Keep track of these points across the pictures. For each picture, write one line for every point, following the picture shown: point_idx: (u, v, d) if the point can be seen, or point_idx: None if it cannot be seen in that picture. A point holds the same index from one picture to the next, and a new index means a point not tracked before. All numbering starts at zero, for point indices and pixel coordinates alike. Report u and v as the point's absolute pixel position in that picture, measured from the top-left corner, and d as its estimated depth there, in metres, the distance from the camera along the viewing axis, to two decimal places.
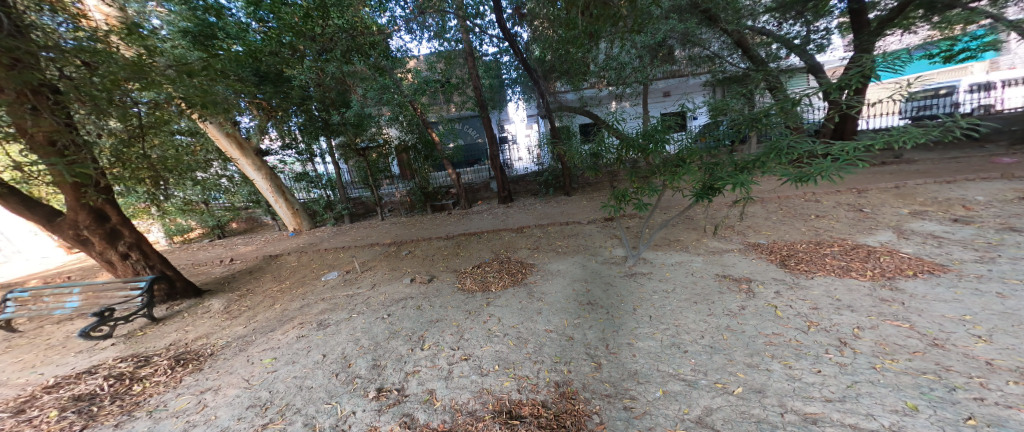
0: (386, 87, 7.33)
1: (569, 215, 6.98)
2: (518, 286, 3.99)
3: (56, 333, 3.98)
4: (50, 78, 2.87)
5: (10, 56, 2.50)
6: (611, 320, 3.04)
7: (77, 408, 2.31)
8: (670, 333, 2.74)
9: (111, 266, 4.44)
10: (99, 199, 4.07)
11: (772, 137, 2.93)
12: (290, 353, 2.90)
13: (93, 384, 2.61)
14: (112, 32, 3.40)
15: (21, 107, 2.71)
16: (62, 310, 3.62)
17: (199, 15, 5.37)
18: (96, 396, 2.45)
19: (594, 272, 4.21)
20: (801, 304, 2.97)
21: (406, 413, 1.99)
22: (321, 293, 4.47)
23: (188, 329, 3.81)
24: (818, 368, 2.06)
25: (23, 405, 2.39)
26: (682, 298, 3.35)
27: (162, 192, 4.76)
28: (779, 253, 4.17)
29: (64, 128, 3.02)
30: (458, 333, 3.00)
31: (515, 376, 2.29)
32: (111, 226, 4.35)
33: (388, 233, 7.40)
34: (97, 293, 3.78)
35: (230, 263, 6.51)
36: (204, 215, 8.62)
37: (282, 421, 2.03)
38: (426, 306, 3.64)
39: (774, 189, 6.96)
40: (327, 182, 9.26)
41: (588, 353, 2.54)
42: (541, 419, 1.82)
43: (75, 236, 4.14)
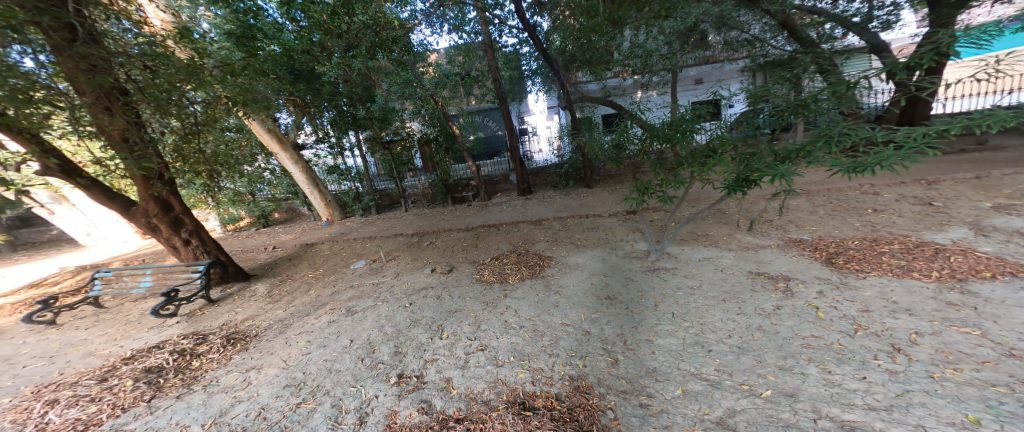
0: (409, 81, 7.50)
1: (590, 207, 6.86)
2: (535, 278, 4.00)
3: (132, 311, 4.50)
4: (119, 82, 3.19)
5: (86, 62, 2.83)
6: (630, 316, 3.00)
7: (147, 379, 2.63)
8: (694, 331, 2.65)
9: (175, 251, 4.94)
10: (164, 191, 4.48)
11: (821, 124, 2.69)
12: (322, 337, 3.11)
13: (161, 358, 2.95)
14: (166, 36, 3.72)
15: (98, 108, 3.06)
16: (138, 290, 4.10)
17: (241, 17, 5.76)
18: (163, 369, 2.77)
19: (613, 266, 4.15)
20: (849, 305, 2.76)
21: (424, 399, 2.08)
22: (350, 280, 4.75)
23: (237, 310, 4.19)
24: (862, 374, 1.92)
25: (106, 374, 2.76)
26: (709, 296, 3.22)
27: (215, 184, 5.16)
28: (825, 250, 3.88)
29: (127, 125, 3.33)
30: (475, 324, 3.06)
31: (529, 368, 2.33)
32: (175, 215, 4.77)
33: (411, 224, 7.63)
34: (164, 274, 4.27)
35: (273, 250, 7.03)
36: (251, 205, 9.32)
37: (313, 401, 2.19)
38: (446, 296, 3.75)
39: (823, 180, 6.46)
40: (356, 174, 9.59)
41: (605, 348, 2.53)
42: (555, 412, 1.84)
43: (147, 223, 4.65)
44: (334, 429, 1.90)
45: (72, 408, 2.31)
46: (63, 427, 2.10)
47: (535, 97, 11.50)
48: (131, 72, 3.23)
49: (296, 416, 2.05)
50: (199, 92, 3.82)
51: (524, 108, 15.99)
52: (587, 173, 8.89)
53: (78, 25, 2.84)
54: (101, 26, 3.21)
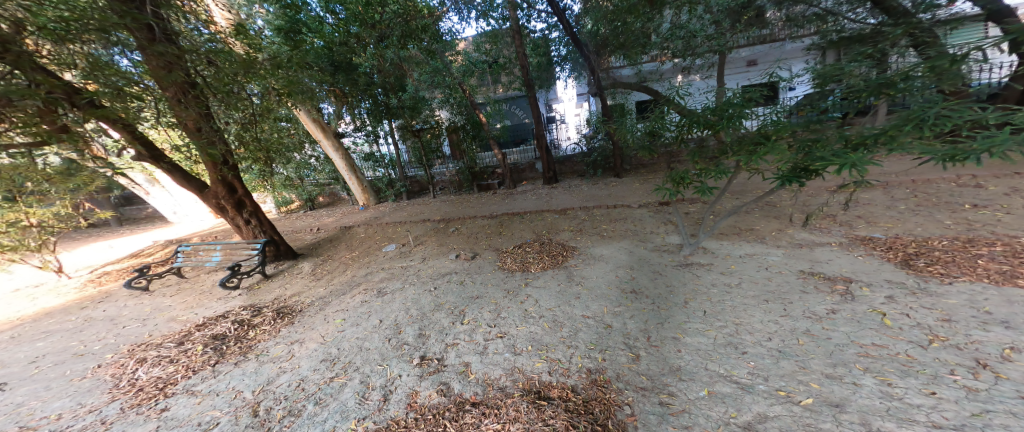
0: (437, 70, 7.64)
1: (620, 197, 6.62)
2: (558, 269, 3.97)
3: (205, 282, 5.17)
4: (192, 77, 3.59)
5: (163, 60, 3.18)
6: (656, 312, 2.90)
7: (213, 345, 3.04)
8: (727, 332, 2.50)
9: (239, 230, 5.53)
10: (229, 175, 5.00)
11: (910, 106, 2.28)
12: (356, 316, 3.37)
13: (224, 327, 3.37)
14: (228, 33, 4.12)
15: (174, 100, 3.46)
16: (211, 263, 4.70)
17: (289, 13, 6.27)
18: (226, 337, 3.17)
19: (640, 259, 4.00)
20: (926, 313, 2.42)
21: (443, 382, 2.20)
22: (381, 263, 5.04)
23: (287, 286, 4.65)
24: (930, 390, 1.70)
25: (182, 339, 3.22)
26: (749, 295, 3.00)
27: (270, 170, 5.69)
28: (902, 250, 3.43)
29: (199, 115, 3.74)
30: (496, 311, 3.13)
31: (547, 358, 2.35)
32: (238, 197, 5.34)
33: (440, 210, 7.86)
34: (231, 250, 4.84)
35: (317, 231, 7.62)
36: (299, 190, 10.13)
37: (345, 376, 2.39)
38: (469, 282, 3.87)
39: (907, 171, 5.64)
40: (389, 162, 9.88)
41: (626, 343, 2.47)
42: (570, 403, 1.86)
43: (217, 203, 5.24)
44: (361, 403, 2.08)
45: (155, 367, 2.75)
46: (150, 384, 2.54)
47: (564, 84, 11.07)
48: (201, 68, 3.61)
49: (329, 389, 2.26)
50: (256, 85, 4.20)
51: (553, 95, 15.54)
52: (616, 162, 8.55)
53: (155, 24, 3.21)
54: (179, 27, 3.62)
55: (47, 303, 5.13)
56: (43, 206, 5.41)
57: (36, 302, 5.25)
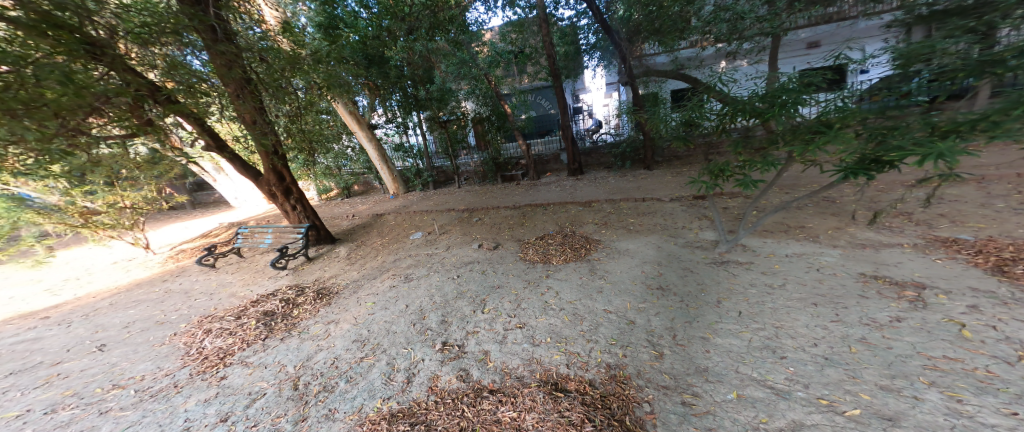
0: (464, 61, 7.57)
1: (651, 190, 6.36)
2: (581, 261, 3.92)
3: (260, 261, 5.74)
4: (249, 73, 3.89)
5: (224, 58, 3.47)
6: (684, 310, 2.78)
7: (264, 320, 3.37)
8: (764, 335, 2.34)
9: (286, 215, 6.01)
10: (279, 164, 5.45)
11: (1021, 86, 1.90)
12: (384, 300, 3.57)
13: (274, 304, 3.72)
14: (277, 32, 4.46)
15: (235, 93, 3.80)
16: (264, 244, 5.23)
17: (327, 10, 6.62)
18: (275, 314, 3.51)
19: (668, 255, 3.85)
20: (1019, 326, 2.07)
21: (462, 368, 2.29)
22: (408, 250, 5.27)
23: (327, 268, 5.03)
24: (1012, 409, 1.47)
25: (240, 313, 3.61)
26: (795, 298, 2.76)
27: (313, 159, 6.11)
28: (995, 254, 2.96)
29: (254, 108, 4.08)
30: (516, 301, 3.17)
31: (566, 351, 2.36)
32: (287, 185, 5.79)
33: (465, 200, 7.99)
34: (281, 232, 5.33)
35: (353, 218, 8.07)
36: (338, 179, 10.77)
37: (373, 357, 2.57)
38: (490, 271, 3.94)
39: (1014, 164, 4.81)
40: (417, 152, 10.11)
41: (649, 340, 2.41)
42: (586, 397, 1.86)
43: (269, 190, 5.72)
44: (387, 384, 2.22)
45: (218, 338, 3.13)
46: (213, 353, 2.90)
47: (593, 74, 10.57)
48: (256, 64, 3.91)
49: (359, 369, 2.43)
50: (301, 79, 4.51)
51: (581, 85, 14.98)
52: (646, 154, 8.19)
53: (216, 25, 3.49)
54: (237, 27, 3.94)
55: (139, 275, 5.97)
56: (134, 190, 6.23)
57: (131, 273, 6.13)
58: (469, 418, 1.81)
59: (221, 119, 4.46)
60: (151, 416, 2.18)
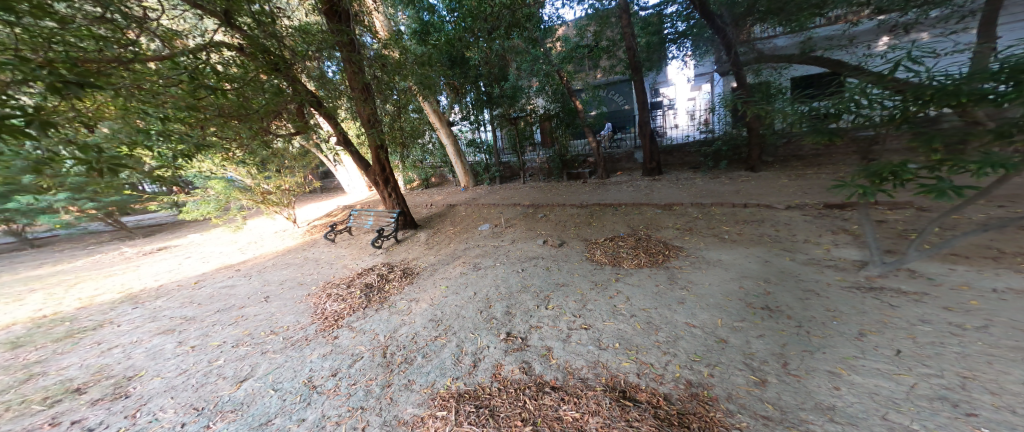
0: (537, 58, 7.88)
1: (755, 195, 5.54)
2: (657, 268, 3.66)
3: (360, 239, 6.66)
4: (369, 77, 4.59)
5: (354, 66, 4.28)
6: (802, 337, 2.30)
7: (365, 291, 3.90)
8: (940, 383, 1.72)
9: (384, 201, 6.54)
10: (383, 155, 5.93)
11: None
12: (456, 284, 3.85)
13: (371, 278, 4.29)
14: (388, 39, 5.05)
15: (361, 96, 4.62)
16: (367, 225, 6.15)
17: (420, 16, 7.29)
18: (373, 287, 4.01)
19: (779, 271, 3.29)
20: None
21: (525, 360, 2.34)
22: (477, 240, 5.54)
23: (409, 250, 5.59)
24: None
25: (349, 281, 4.28)
26: (1003, 343, 1.93)
27: (404, 154, 6.78)
28: None
29: (372, 109, 4.81)
30: (582, 301, 3.11)
31: (636, 359, 2.24)
32: (387, 175, 6.25)
33: (528, 195, 8.07)
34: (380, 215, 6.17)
35: (430, 207, 8.76)
36: (419, 171, 11.85)
37: (445, 337, 2.78)
38: (554, 268, 3.94)
39: None
40: (487, 148, 10.52)
41: (748, 364, 2.08)
42: (660, 411, 1.74)
43: (374, 179, 6.30)
44: (456, 364, 2.39)
45: (334, 302, 3.73)
46: (330, 315, 3.47)
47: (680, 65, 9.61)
48: (374, 68, 4.54)
49: (433, 347, 2.66)
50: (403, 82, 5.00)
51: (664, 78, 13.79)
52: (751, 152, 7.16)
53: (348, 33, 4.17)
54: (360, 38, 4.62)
55: (287, 244, 7.33)
56: (291, 176, 7.70)
57: (282, 242, 7.57)
58: (530, 410, 1.85)
59: (348, 117, 5.33)
60: (289, 362, 2.69)
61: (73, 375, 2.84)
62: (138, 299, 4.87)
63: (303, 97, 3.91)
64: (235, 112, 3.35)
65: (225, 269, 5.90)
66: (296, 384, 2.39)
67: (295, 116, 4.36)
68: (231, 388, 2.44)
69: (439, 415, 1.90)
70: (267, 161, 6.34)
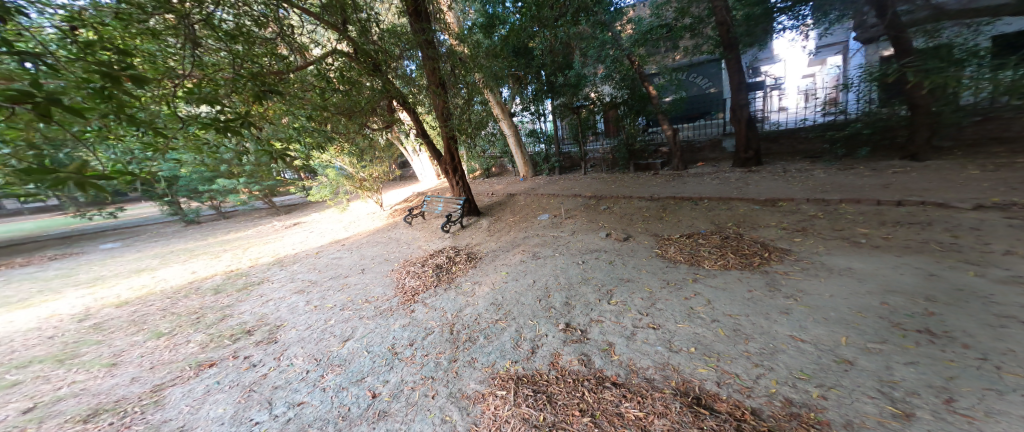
0: (604, 43, 7.52)
1: (917, 191, 4.34)
2: (750, 271, 3.24)
3: (430, 223, 7.21)
4: (445, 71, 4.79)
5: (431, 64, 4.68)
6: (980, 373, 1.71)
7: (434, 271, 4.23)
8: None
9: (451, 188, 6.94)
10: (453, 146, 6.23)
11: None
12: (516, 271, 3.96)
13: (440, 259, 4.63)
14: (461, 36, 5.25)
15: (438, 89, 4.93)
16: (439, 211, 6.71)
17: (486, 10, 7.48)
18: (441, 269, 4.31)
19: (952, 288, 2.50)
20: None
21: (584, 353, 2.32)
22: (537, 230, 5.59)
23: (473, 236, 5.88)
24: None
25: (422, 261, 4.69)
26: None
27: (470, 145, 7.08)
28: None
29: (444, 102, 5.10)
30: (650, 300, 2.95)
31: (716, 367, 2.03)
32: (455, 164, 6.57)
33: (590, 186, 7.82)
34: (449, 201, 6.64)
35: (491, 196, 9.04)
36: (482, 161, 12.26)
37: (505, 321, 2.90)
38: (619, 263, 3.79)
39: None
40: (546, 138, 10.40)
41: (882, 392, 1.67)
42: (745, 425, 1.54)
43: (444, 168, 6.70)
44: (515, 348, 2.47)
45: (410, 279, 4.15)
46: (408, 290, 3.86)
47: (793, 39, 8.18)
48: (448, 64, 4.80)
49: (493, 329, 2.79)
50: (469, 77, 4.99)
51: (765, 54, 12.21)
52: (912, 136, 5.67)
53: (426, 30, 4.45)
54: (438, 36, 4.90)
55: (375, 225, 8.26)
56: (380, 165, 8.65)
57: (368, 223, 8.58)
58: (588, 402, 1.83)
59: (426, 112, 5.80)
60: (377, 329, 3.09)
61: (246, 320, 3.71)
62: (278, 262, 6.10)
63: (393, 94, 4.53)
64: (333, 108, 4.18)
65: (333, 243, 6.99)
66: (383, 348, 2.74)
67: (386, 112, 5.12)
68: (339, 345, 2.89)
69: (499, 394, 2.00)
70: (362, 153, 7.26)
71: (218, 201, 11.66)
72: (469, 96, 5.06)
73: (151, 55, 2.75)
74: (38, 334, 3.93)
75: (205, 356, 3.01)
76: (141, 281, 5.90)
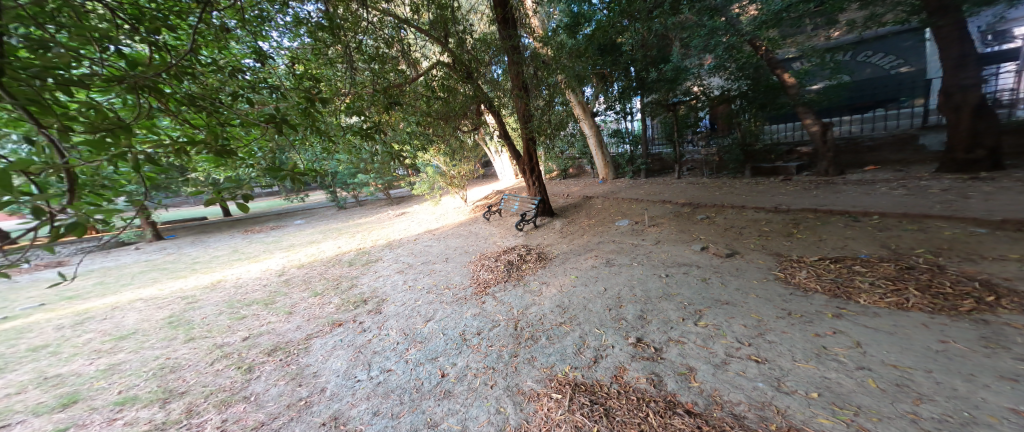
0: (714, 31, 6.52)
1: None
2: (955, 315, 2.30)
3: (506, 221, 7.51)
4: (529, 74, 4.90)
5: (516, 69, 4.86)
6: None
7: (504, 268, 4.38)
8: None
9: (526, 188, 7.07)
10: (532, 147, 6.30)
11: None
12: (586, 277, 3.83)
13: (511, 256, 4.77)
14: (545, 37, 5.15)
15: (520, 92, 5.11)
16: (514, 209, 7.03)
17: (572, 9, 7.35)
18: (511, 265, 4.45)
19: None
20: None
21: (655, 372, 2.11)
22: (614, 235, 5.33)
23: (546, 236, 5.91)
24: None
25: (494, 256, 4.92)
26: None
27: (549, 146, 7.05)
28: None
29: (526, 104, 5.20)
30: (756, 329, 2.46)
31: (845, 420, 1.58)
32: (532, 165, 6.67)
33: (684, 193, 7.00)
34: (524, 200, 6.83)
35: (567, 197, 8.90)
36: (560, 161, 12.13)
37: (569, 326, 2.84)
38: (715, 283, 3.30)
39: None
40: (633, 138, 9.86)
41: None
42: None
43: (521, 168, 6.88)
44: (577, 354, 2.41)
45: (483, 271, 4.43)
46: (479, 283, 4.12)
47: None
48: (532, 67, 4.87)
49: (556, 332, 2.77)
50: (553, 77, 4.91)
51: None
52: None
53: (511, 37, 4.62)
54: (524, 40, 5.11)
55: (459, 218, 9.00)
56: (467, 164, 9.37)
57: (451, 217, 9.40)
58: (651, 425, 1.68)
59: (508, 114, 6.04)
60: (452, 314, 3.38)
61: (365, 290, 4.50)
62: (388, 245, 7.22)
63: (482, 98, 4.80)
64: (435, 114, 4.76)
65: (425, 233, 7.90)
66: (455, 333, 2.98)
67: (474, 115, 5.52)
68: (421, 325, 3.25)
69: (553, 397, 1.99)
70: (454, 153, 7.99)
71: (361, 192, 14.47)
72: (550, 98, 5.00)
73: (329, 80, 3.65)
74: (260, 282, 5.52)
75: (338, 316, 3.76)
76: (317, 250, 7.61)
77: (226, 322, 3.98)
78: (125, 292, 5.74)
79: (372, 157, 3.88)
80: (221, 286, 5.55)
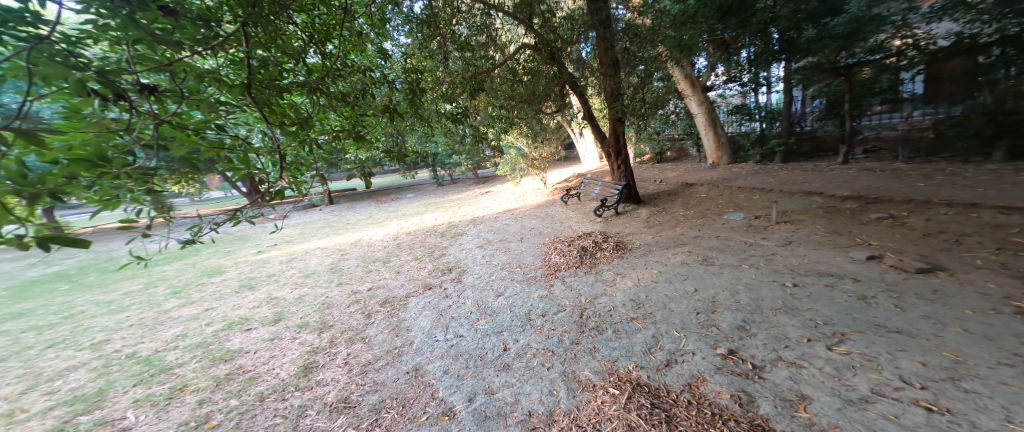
0: None
1: None
2: None
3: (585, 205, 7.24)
4: (620, 48, 4.51)
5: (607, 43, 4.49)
6: None
7: (578, 253, 4.26)
8: None
9: (610, 173, 6.61)
10: (620, 128, 5.85)
11: None
12: (671, 273, 3.43)
13: (586, 241, 4.60)
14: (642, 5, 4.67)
15: (609, 70, 4.81)
16: (595, 193, 6.72)
17: None
18: (586, 252, 4.30)
19: None
20: None
21: (746, 391, 1.79)
22: (719, 230, 4.59)
23: (628, 224, 5.48)
24: None
25: (569, 241, 4.82)
26: None
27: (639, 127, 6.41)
28: None
29: (615, 82, 4.90)
30: (943, 371, 1.75)
31: None
32: (619, 147, 6.18)
33: (847, 183, 5.40)
34: (606, 185, 6.43)
35: (659, 183, 8.00)
36: (654, 143, 10.90)
37: (642, 323, 2.63)
38: (880, 304, 2.48)
39: None
40: (767, 114, 8.18)
41: None
42: None
43: (606, 150, 6.44)
44: (645, 354, 2.23)
45: (556, 255, 4.41)
46: (551, 266, 4.12)
47: None
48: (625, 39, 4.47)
49: (626, 326, 2.60)
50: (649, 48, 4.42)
51: None
52: None
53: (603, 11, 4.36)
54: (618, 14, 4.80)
55: (537, 200, 9.07)
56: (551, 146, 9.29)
57: (531, 198, 9.55)
58: None
59: (594, 94, 5.75)
60: (521, 293, 3.50)
61: (452, 260, 5.04)
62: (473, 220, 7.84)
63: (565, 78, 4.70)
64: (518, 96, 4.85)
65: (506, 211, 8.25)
66: (522, 312, 3.09)
67: (558, 97, 5.41)
68: (493, 299, 3.46)
69: (610, 391, 1.90)
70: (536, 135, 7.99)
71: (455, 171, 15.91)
72: (647, 73, 4.51)
73: (433, 69, 4.06)
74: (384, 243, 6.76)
75: (428, 280, 4.33)
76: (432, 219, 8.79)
77: (360, 273, 5.06)
78: (314, 240, 7.77)
79: (460, 138, 4.21)
80: (361, 244, 7.02)
